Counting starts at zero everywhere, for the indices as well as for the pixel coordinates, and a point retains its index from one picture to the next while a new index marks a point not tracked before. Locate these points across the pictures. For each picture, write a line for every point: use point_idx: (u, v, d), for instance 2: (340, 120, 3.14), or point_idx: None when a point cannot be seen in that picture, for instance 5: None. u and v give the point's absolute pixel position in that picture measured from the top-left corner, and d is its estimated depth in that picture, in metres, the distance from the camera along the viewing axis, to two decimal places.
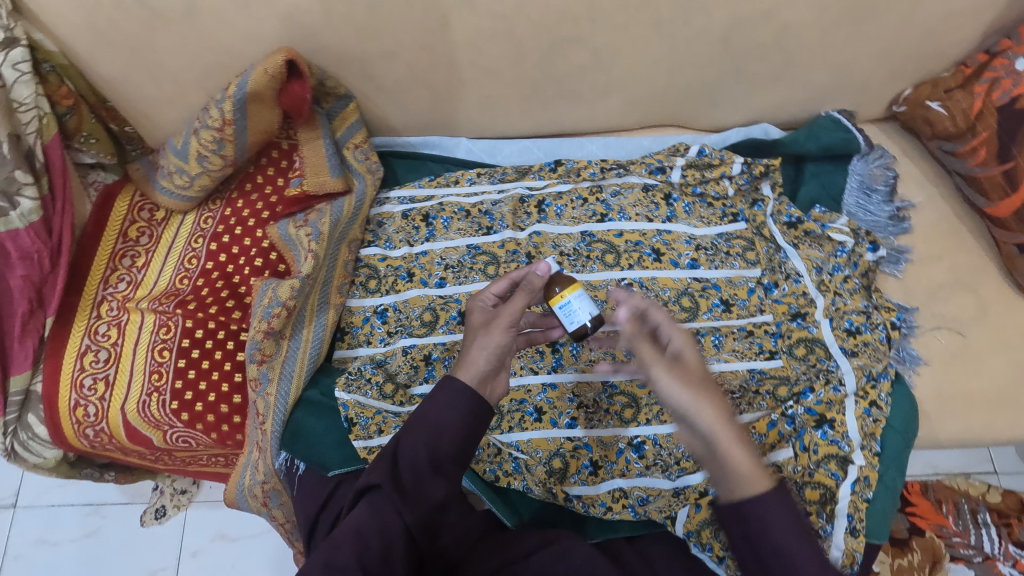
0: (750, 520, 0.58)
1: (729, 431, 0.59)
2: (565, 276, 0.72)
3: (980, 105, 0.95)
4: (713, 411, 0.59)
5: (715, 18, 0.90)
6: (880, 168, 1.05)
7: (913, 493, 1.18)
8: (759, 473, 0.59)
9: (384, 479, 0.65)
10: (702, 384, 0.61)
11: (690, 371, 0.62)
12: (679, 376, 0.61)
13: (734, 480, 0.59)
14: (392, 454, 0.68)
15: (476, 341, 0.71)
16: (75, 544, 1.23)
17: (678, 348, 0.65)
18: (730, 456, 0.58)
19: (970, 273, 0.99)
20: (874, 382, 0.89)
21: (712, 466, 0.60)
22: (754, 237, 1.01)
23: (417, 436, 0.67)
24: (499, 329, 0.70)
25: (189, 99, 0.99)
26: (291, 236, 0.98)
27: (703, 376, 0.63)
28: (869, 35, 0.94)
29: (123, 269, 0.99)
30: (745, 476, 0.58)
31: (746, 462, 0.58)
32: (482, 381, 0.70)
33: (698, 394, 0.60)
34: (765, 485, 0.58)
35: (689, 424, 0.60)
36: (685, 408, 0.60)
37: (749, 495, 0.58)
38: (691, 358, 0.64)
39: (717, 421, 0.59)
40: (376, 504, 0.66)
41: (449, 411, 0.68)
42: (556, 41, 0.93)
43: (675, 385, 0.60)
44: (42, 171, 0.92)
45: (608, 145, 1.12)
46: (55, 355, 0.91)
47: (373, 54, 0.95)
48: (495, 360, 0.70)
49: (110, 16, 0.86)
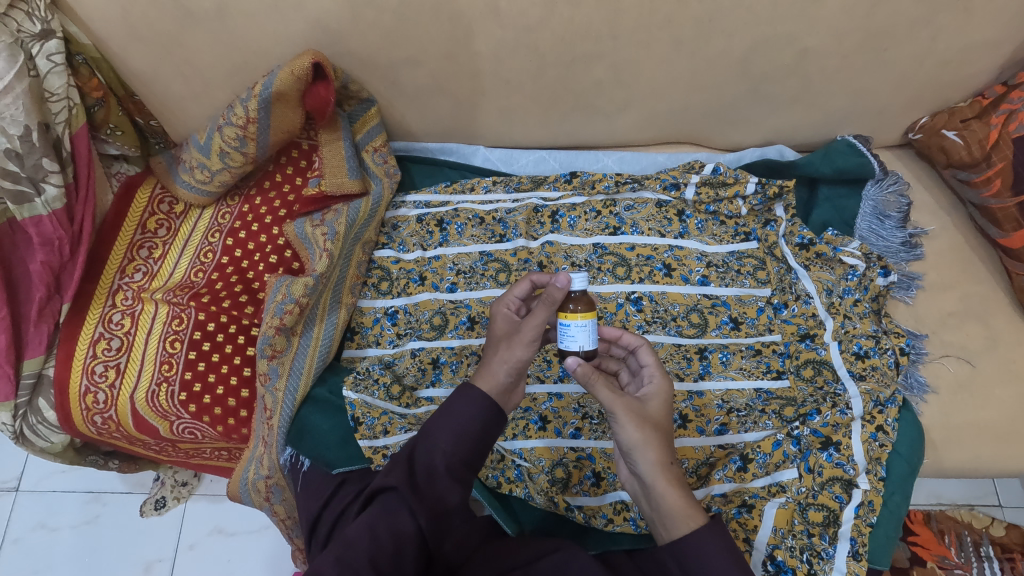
0: (688, 551, 0.63)
1: (666, 473, 0.65)
2: (583, 297, 0.69)
3: (996, 136, 0.95)
4: (656, 454, 0.65)
5: (736, 40, 0.91)
6: (894, 195, 1.05)
7: (916, 521, 1.17)
8: (695, 513, 0.64)
9: (400, 482, 0.67)
10: (657, 427, 0.67)
11: (646, 415, 0.67)
12: (633, 418, 0.66)
13: (665, 514, 0.65)
14: (408, 457, 0.70)
15: (497, 355, 0.73)
16: (75, 530, 1.23)
17: (646, 394, 0.70)
18: (662, 494, 0.64)
19: (981, 302, 0.99)
20: (881, 408, 0.87)
21: (647, 502, 0.67)
22: (765, 257, 1.03)
23: (435, 442, 0.69)
24: (520, 345, 0.71)
25: (214, 96, 1.01)
26: (308, 235, 1.00)
27: (658, 421, 0.68)
28: (889, 62, 0.95)
29: (141, 259, 1.01)
30: (677, 514, 0.64)
31: (679, 503, 0.64)
32: (503, 393, 0.72)
33: (647, 438, 0.65)
34: (698, 524, 0.64)
35: (632, 460, 0.67)
36: (630, 446, 0.66)
37: (682, 536, 0.64)
38: (653, 404, 0.69)
39: (657, 464, 0.65)
40: (390, 507, 0.67)
41: (468, 419, 0.69)
42: (577, 56, 0.94)
43: (625, 425, 0.66)
44: (68, 160, 0.93)
45: (623, 160, 1.14)
46: (68, 341, 0.92)
47: (398, 60, 0.96)
48: (514, 373, 0.72)
49: (145, 13, 0.88)
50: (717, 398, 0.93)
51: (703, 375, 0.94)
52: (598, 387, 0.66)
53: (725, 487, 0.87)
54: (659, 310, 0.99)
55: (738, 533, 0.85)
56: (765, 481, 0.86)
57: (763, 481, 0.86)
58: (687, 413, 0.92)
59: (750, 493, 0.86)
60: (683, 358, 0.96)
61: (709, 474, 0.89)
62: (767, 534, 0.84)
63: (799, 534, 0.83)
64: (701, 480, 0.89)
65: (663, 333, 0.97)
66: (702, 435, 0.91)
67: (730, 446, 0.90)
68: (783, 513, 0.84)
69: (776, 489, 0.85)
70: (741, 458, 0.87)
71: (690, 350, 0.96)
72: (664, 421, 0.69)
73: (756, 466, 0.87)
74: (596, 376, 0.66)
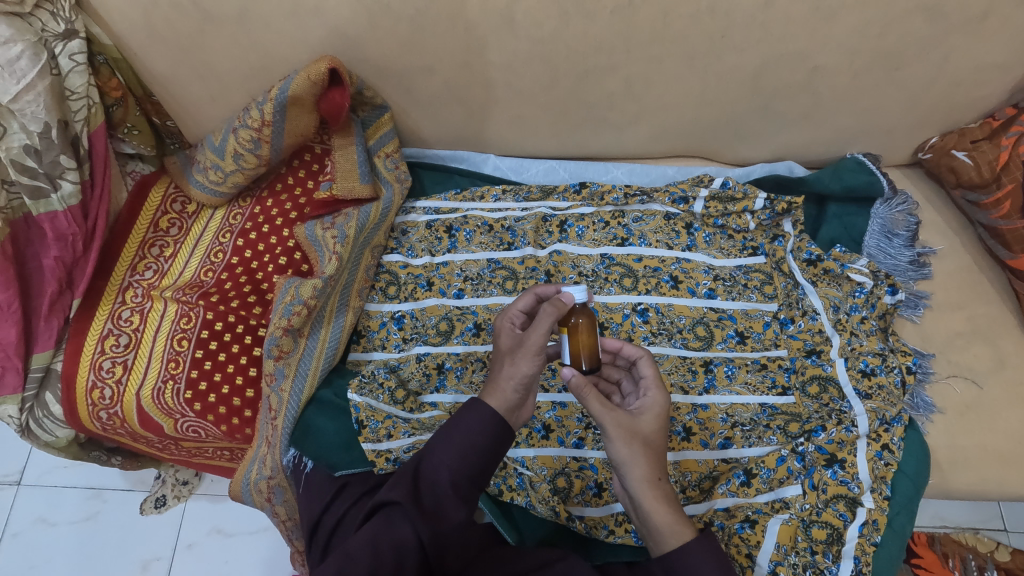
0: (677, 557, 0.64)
1: (655, 489, 0.65)
2: (584, 307, 0.73)
3: (1006, 157, 0.96)
4: (644, 472, 0.65)
5: (748, 56, 0.92)
6: (903, 213, 1.04)
7: (920, 543, 1.15)
8: (683, 529, 0.65)
9: (403, 496, 0.67)
10: (649, 443, 0.67)
11: (636, 431, 0.67)
12: (621, 435, 0.66)
13: (652, 528, 0.65)
14: (412, 471, 0.69)
15: (503, 371, 0.72)
16: (75, 526, 1.23)
17: (639, 408, 0.70)
18: (648, 512, 0.65)
19: (990, 325, 0.99)
20: (887, 426, 0.88)
21: (637, 516, 0.67)
22: (772, 272, 1.02)
23: (440, 458, 0.68)
24: (524, 359, 0.70)
25: (231, 98, 1.03)
26: (317, 237, 1.01)
27: (650, 436, 0.68)
28: (900, 82, 0.95)
29: (152, 257, 1.02)
30: (665, 529, 0.65)
31: (667, 518, 0.65)
32: (507, 411, 0.71)
33: (635, 454, 0.65)
34: (687, 539, 0.64)
35: (620, 474, 0.67)
36: (618, 462, 0.66)
37: (668, 550, 0.64)
38: (646, 418, 0.69)
39: (645, 480, 0.65)
40: (391, 519, 0.66)
41: (475, 435, 0.68)
42: (589, 68, 0.95)
43: (613, 439, 0.66)
44: (86, 157, 0.95)
45: (633, 171, 1.14)
46: (78, 336, 0.93)
47: (412, 68, 0.98)
48: (522, 389, 0.71)
49: (167, 16, 0.89)
50: (721, 411, 0.92)
51: (707, 389, 0.94)
52: (589, 399, 0.66)
53: (729, 501, 0.86)
54: (665, 322, 0.99)
55: (740, 549, 0.84)
56: (769, 497, 0.86)
57: (767, 496, 0.86)
58: (692, 426, 0.92)
59: (753, 508, 0.85)
60: (688, 371, 0.96)
61: (712, 488, 0.88)
62: (769, 550, 0.83)
63: (802, 551, 0.83)
64: (704, 494, 0.89)
65: (668, 345, 0.97)
66: (705, 448, 0.91)
67: (734, 461, 0.90)
68: (787, 530, 0.83)
69: (779, 505, 0.85)
70: (745, 473, 0.87)
71: (695, 363, 0.96)
72: (658, 436, 0.68)
73: (759, 481, 0.86)
74: (589, 389, 0.66)
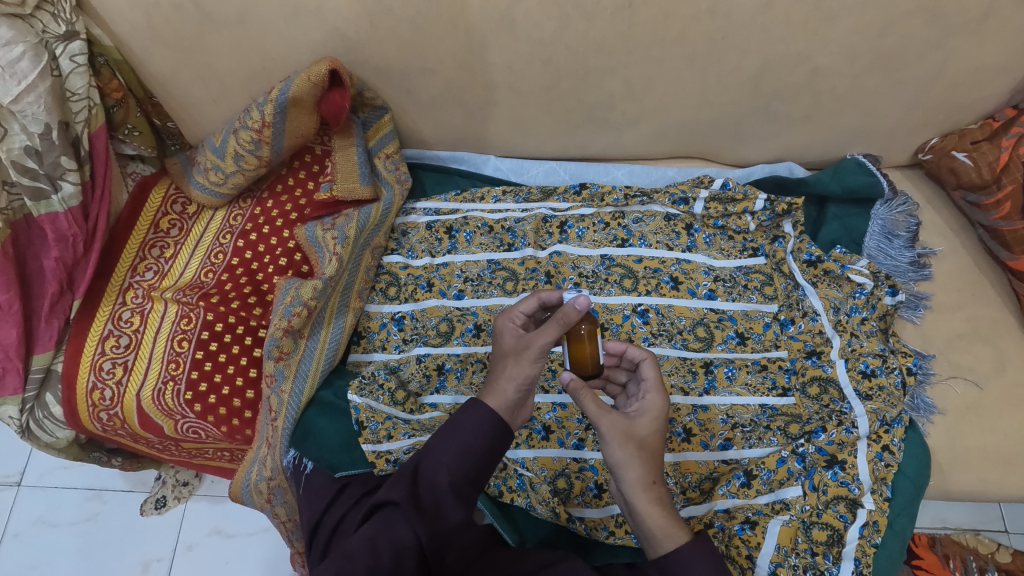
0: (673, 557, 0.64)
1: (650, 492, 0.65)
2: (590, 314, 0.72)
3: (1006, 159, 0.96)
4: (638, 474, 0.65)
5: (748, 58, 0.92)
6: (903, 215, 1.05)
7: (920, 545, 1.15)
8: (678, 531, 0.65)
9: (402, 497, 0.67)
10: (645, 445, 0.67)
11: (632, 433, 0.67)
12: (617, 437, 0.66)
13: (645, 530, 0.66)
14: (411, 471, 0.69)
15: (504, 372, 0.72)
16: (75, 527, 1.23)
17: (637, 410, 0.69)
18: (642, 514, 0.65)
19: (990, 325, 0.99)
20: (887, 428, 0.88)
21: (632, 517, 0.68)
22: (772, 273, 1.02)
23: (439, 458, 0.68)
24: (527, 363, 0.71)
25: (232, 100, 1.03)
26: (318, 238, 1.01)
27: (647, 439, 0.67)
28: (900, 83, 0.95)
29: (152, 258, 1.02)
30: (659, 532, 0.65)
31: (661, 521, 0.65)
32: (506, 412, 0.71)
33: (630, 456, 0.65)
34: (681, 540, 0.65)
35: (614, 476, 0.67)
36: (613, 463, 0.66)
37: (661, 552, 0.65)
38: (643, 420, 0.69)
39: (639, 482, 0.65)
40: (390, 520, 0.66)
41: (474, 435, 0.68)
42: (589, 69, 0.95)
43: (609, 441, 0.66)
44: (86, 158, 0.95)
45: (633, 173, 1.15)
46: (78, 337, 0.93)
47: (413, 69, 0.98)
48: (523, 390, 0.71)
49: (168, 18, 0.90)
50: (721, 412, 0.92)
51: (707, 389, 0.94)
52: (585, 401, 0.66)
53: (729, 502, 0.86)
54: (665, 323, 0.99)
55: (740, 550, 0.84)
56: (770, 498, 0.86)
57: (767, 497, 0.86)
58: (692, 427, 0.92)
59: (753, 509, 0.85)
60: (688, 372, 0.96)
61: (713, 489, 0.88)
62: (769, 552, 0.83)
63: (803, 552, 0.83)
64: (704, 495, 0.89)
65: (668, 346, 0.98)
66: (705, 449, 0.91)
67: (734, 462, 0.90)
68: (787, 531, 0.83)
69: (780, 506, 0.85)
70: (745, 474, 0.87)
71: (695, 364, 0.96)
72: (655, 438, 0.68)
73: (760, 482, 0.86)
74: (586, 392, 0.66)
